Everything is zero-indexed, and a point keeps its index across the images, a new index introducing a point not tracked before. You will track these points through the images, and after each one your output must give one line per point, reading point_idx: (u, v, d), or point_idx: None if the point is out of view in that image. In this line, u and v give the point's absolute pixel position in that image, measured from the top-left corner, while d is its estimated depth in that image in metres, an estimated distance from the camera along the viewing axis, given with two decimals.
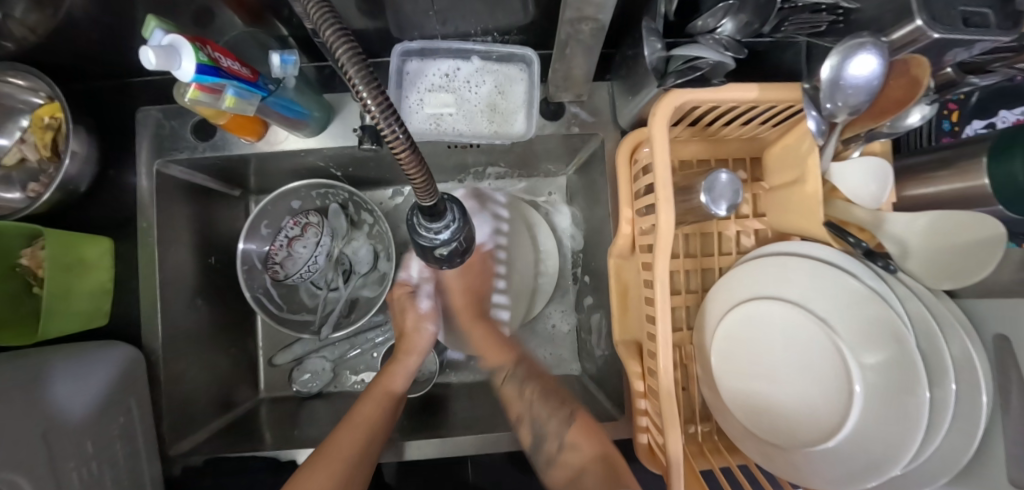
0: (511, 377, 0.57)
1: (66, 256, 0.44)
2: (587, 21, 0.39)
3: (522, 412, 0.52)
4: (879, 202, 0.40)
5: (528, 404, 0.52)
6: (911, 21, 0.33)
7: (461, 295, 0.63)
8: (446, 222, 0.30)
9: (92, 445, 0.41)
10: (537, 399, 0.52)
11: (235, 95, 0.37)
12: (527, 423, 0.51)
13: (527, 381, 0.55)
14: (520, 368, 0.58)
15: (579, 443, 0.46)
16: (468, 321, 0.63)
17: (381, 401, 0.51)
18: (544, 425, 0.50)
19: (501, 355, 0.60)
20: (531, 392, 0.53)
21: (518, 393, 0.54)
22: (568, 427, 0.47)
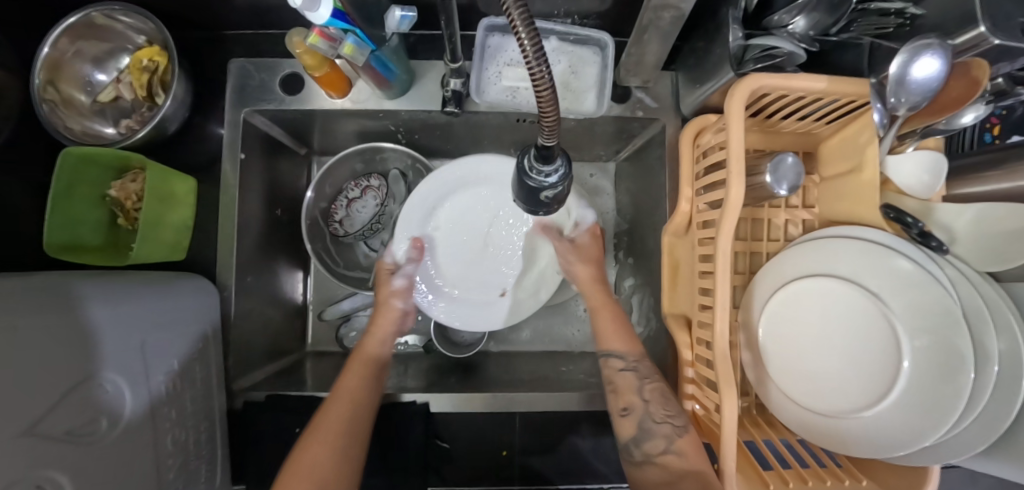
0: (630, 369, 0.52)
1: (160, 188, 0.47)
2: (670, 9, 0.42)
3: (634, 403, 0.49)
4: (932, 191, 0.43)
5: (643, 400, 0.49)
6: (974, 27, 0.37)
7: (586, 248, 0.62)
8: (556, 167, 0.33)
9: (174, 365, 0.44)
10: (655, 399, 0.49)
11: (353, 44, 0.41)
12: (634, 417, 0.48)
13: (649, 380, 0.50)
14: (642, 363, 0.52)
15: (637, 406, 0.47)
16: (594, 293, 0.60)
17: (365, 363, 0.53)
18: (654, 422, 0.47)
19: (632, 346, 0.54)
20: (651, 390, 0.49)
21: (636, 383, 0.50)
22: (678, 434, 0.45)
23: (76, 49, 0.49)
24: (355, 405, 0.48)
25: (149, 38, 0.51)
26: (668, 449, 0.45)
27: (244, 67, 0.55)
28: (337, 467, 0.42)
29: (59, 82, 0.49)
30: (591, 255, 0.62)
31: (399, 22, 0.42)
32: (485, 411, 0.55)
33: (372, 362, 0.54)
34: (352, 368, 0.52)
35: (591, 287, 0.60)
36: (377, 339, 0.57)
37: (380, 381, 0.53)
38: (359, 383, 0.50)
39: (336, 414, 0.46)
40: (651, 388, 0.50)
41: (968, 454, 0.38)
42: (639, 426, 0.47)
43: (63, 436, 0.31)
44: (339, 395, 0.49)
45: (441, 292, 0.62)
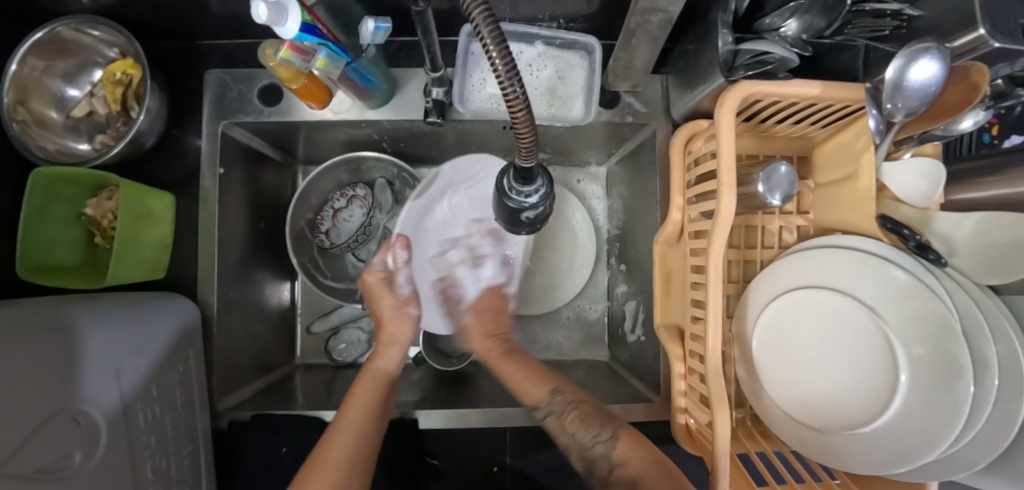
0: (551, 411, 0.48)
1: (136, 207, 0.46)
2: (658, 12, 0.41)
3: (568, 443, 0.46)
4: (930, 200, 0.42)
5: (570, 434, 0.46)
6: (973, 30, 0.36)
7: (479, 323, 0.57)
8: (536, 187, 0.31)
9: (154, 391, 0.43)
10: (579, 429, 0.46)
11: (326, 58, 0.40)
12: (574, 451, 0.46)
13: (568, 409, 0.48)
14: (556, 400, 0.49)
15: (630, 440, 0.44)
16: (484, 343, 0.56)
17: (371, 388, 0.49)
18: (587, 450, 0.45)
19: (535, 390, 0.50)
20: (574, 420, 0.47)
21: (558, 422, 0.47)
22: (613, 446, 0.43)
23: (44, 65, 0.48)
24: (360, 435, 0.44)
25: (121, 51, 0.50)
26: (614, 464, 0.42)
27: (221, 78, 0.53)
28: None
29: (28, 100, 0.47)
30: (486, 324, 0.57)
31: (373, 34, 0.40)
32: (483, 425, 0.53)
33: (381, 385, 0.50)
34: (357, 395, 0.48)
35: (480, 340, 0.57)
36: (386, 353, 0.54)
37: (385, 409, 0.49)
38: (365, 412, 0.46)
39: (336, 450, 0.42)
40: (575, 416, 0.47)
41: (968, 471, 0.37)
42: (579, 458, 0.45)
43: (36, 472, 0.30)
44: (343, 421, 0.45)
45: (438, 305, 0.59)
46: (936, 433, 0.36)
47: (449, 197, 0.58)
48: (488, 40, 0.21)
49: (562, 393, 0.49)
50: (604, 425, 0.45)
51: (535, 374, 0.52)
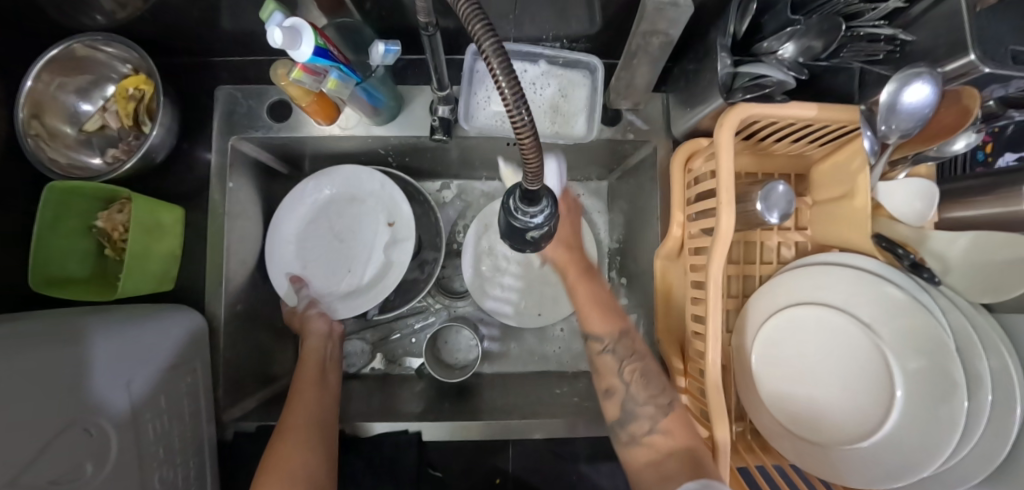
0: (609, 351, 0.50)
1: (148, 220, 0.47)
2: (659, 34, 0.44)
3: (615, 386, 0.48)
4: (925, 219, 0.43)
5: (624, 382, 0.48)
6: (964, 56, 0.37)
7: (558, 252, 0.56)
8: (541, 207, 0.32)
9: (163, 401, 0.44)
10: (635, 381, 0.47)
11: (337, 79, 0.41)
12: (618, 398, 0.47)
13: (628, 359, 0.49)
14: (621, 344, 0.50)
15: (668, 430, 0.43)
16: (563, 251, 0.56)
17: (314, 372, 0.52)
18: (637, 405, 0.46)
19: (605, 324, 0.51)
20: (632, 371, 0.48)
21: (616, 366, 0.49)
22: (660, 414, 0.44)
23: (58, 82, 0.49)
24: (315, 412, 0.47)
25: (134, 67, 0.51)
26: (653, 429, 0.44)
27: (232, 94, 0.54)
28: (312, 469, 0.40)
29: (44, 115, 0.48)
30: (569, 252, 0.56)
31: (383, 56, 0.40)
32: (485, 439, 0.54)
33: (320, 369, 0.53)
34: (302, 382, 0.50)
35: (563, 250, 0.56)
36: (314, 343, 0.55)
37: (332, 384, 0.52)
38: (313, 391, 0.49)
39: (299, 423, 0.45)
40: (633, 369, 0.48)
41: (963, 486, 0.38)
42: (620, 409, 0.47)
43: (51, 482, 0.31)
44: (295, 400, 0.48)
45: (349, 290, 0.61)
46: (932, 449, 0.36)
47: (315, 203, 0.62)
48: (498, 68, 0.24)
49: (629, 338, 0.51)
50: (661, 390, 0.46)
51: (606, 304, 0.53)
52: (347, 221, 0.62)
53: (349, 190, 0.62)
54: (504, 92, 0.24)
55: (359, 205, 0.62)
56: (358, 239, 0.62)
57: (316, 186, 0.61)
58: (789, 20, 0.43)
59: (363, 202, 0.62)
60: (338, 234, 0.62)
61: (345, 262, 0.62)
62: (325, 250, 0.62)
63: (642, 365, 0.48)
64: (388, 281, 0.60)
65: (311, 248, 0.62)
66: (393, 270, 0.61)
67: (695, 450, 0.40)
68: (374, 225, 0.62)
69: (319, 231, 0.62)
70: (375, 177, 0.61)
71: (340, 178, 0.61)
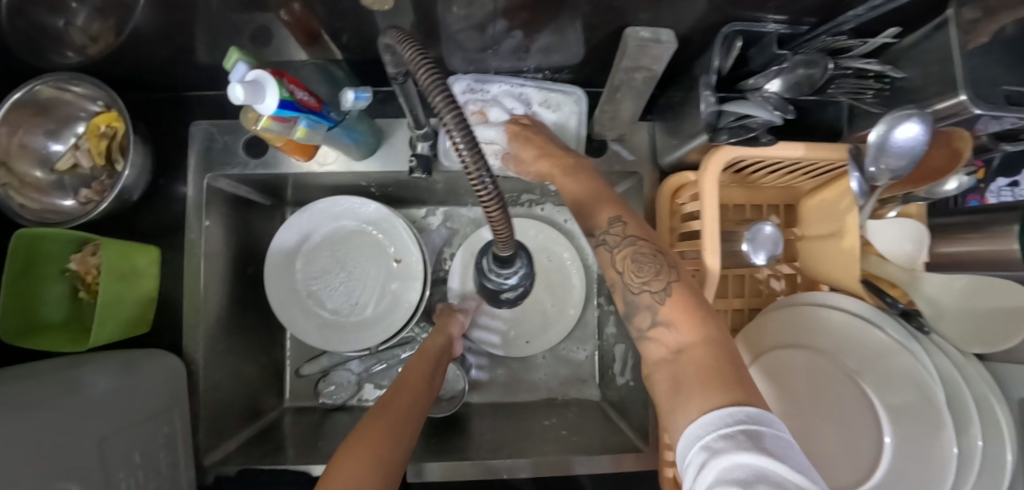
0: (603, 242, 0.40)
1: (120, 265, 0.46)
2: (642, 70, 0.43)
3: (614, 279, 0.39)
4: (914, 263, 0.42)
5: (619, 273, 0.39)
6: (954, 96, 0.35)
7: (524, 147, 0.49)
8: (515, 269, 0.31)
9: (138, 454, 0.43)
10: (630, 268, 0.38)
11: (306, 127, 0.39)
12: (619, 290, 0.39)
13: (621, 243, 0.39)
14: (614, 226, 0.40)
15: (669, 320, 0.35)
16: (536, 159, 0.48)
17: (408, 396, 0.44)
18: (633, 295, 0.37)
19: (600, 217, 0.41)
20: (625, 258, 0.39)
21: (610, 256, 0.40)
22: (662, 300, 0.36)
23: (25, 122, 0.47)
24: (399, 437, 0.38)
25: (105, 103, 0.49)
26: (655, 321, 0.36)
27: (208, 130, 0.53)
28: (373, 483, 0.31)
29: (10, 159, 0.47)
30: (533, 146, 0.48)
31: (353, 102, 0.38)
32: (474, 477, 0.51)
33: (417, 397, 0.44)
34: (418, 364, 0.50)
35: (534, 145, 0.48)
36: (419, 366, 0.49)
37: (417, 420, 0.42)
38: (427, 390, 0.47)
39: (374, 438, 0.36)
40: (636, 254, 0.38)
41: None
42: (623, 301, 0.38)
43: None
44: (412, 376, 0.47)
45: (359, 322, 0.61)
46: None
47: (320, 233, 0.61)
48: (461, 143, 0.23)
49: (623, 223, 0.40)
50: (657, 272, 0.37)
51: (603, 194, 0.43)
52: (354, 252, 0.62)
53: (357, 222, 0.61)
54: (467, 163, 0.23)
55: (366, 238, 0.62)
56: (365, 272, 0.62)
57: (317, 219, 0.60)
58: (775, 56, 0.41)
59: (369, 236, 0.62)
60: (347, 265, 0.62)
61: (351, 293, 0.62)
62: (335, 281, 0.62)
63: (635, 249, 0.38)
64: (398, 317, 0.60)
65: (315, 278, 0.61)
66: (399, 304, 0.60)
67: (717, 345, 0.33)
68: (379, 257, 0.62)
69: (324, 261, 0.62)
70: (382, 210, 0.59)
71: (343, 209, 0.60)
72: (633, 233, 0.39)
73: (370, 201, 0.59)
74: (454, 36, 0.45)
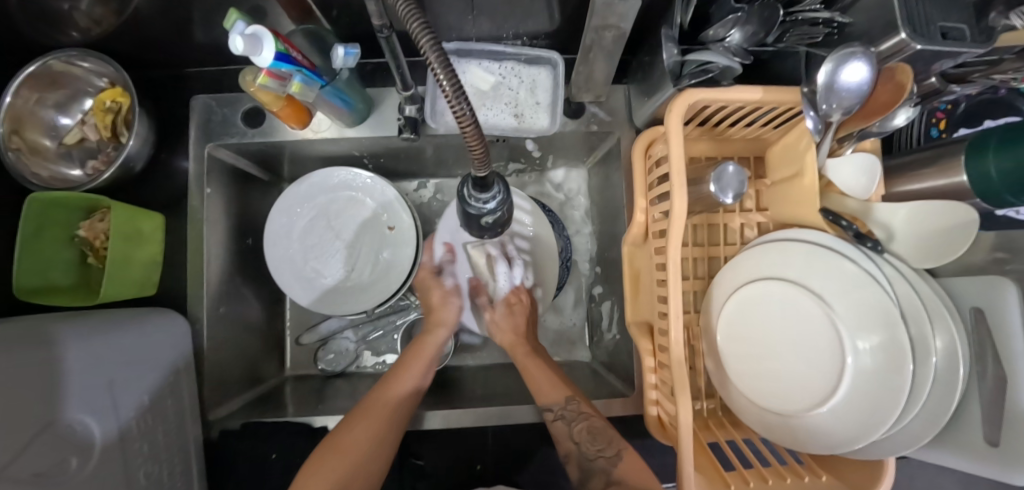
0: (562, 416, 0.49)
1: (127, 226, 0.48)
2: (611, 28, 0.45)
3: (571, 450, 0.48)
4: (869, 192, 0.45)
5: (575, 442, 0.48)
6: (896, 34, 0.38)
7: (508, 318, 0.62)
8: (493, 194, 0.34)
9: (148, 400, 0.45)
10: (585, 438, 0.48)
11: (301, 83, 0.43)
12: (576, 459, 0.48)
13: (578, 420, 0.48)
14: (570, 406, 0.50)
15: (621, 479, 0.44)
16: (525, 356, 0.58)
17: (394, 400, 0.51)
18: (589, 459, 0.47)
19: (552, 393, 0.51)
20: (580, 430, 0.48)
21: (568, 428, 0.48)
22: (614, 463, 0.45)
23: (37, 96, 0.50)
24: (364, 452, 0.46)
25: (110, 80, 0.53)
26: (609, 482, 0.44)
27: (207, 104, 0.56)
28: None
29: (23, 130, 0.50)
30: (514, 322, 0.62)
31: (344, 59, 0.42)
32: (471, 425, 0.55)
33: (400, 399, 0.51)
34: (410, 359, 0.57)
35: (509, 336, 0.61)
36: (412, 374, 0.55)
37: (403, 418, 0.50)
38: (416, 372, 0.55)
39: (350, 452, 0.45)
40: (584, 427, 0.48)
41: (912, 447, 0.40)
42: (580, 468, 0.47)
43: (35, 475, 0.32)
44: (399, 369, 0.55)
45: (356, 288, 0.64)
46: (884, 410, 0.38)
47: (314, 204, 0.64)
48: (436, 65, 0.25)
49: (579, 403, 0.50)
50: (610, 441, 0.47)
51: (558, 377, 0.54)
52: (349, 223, 0.64)
53: (350, 194, 0.64)
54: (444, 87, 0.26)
55: (359, 208, 0.65)
56: (359, 242, 0.64)
57: (312, 190, 0.63)
58: (733, 9, 0.44)
59: (362, 207, 0.64)
60: (342, 235, 0.65)
61: (346, 261, 0.64)
62: (332, 249, 0.64)
63: (588, 425, 0.48)
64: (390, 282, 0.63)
65: (312, 247, 0.64)
66: (391, 273, 0.64)
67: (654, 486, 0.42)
68: (372, 226, 0.65)
69: (320, 230, 0.64)
70: (376, 181, 0.63)
71: (339, 181, 0.63)
72: (585, 409, 0.49)
73: (362, 172, 0.62)
74: (435, 4, 0.48)
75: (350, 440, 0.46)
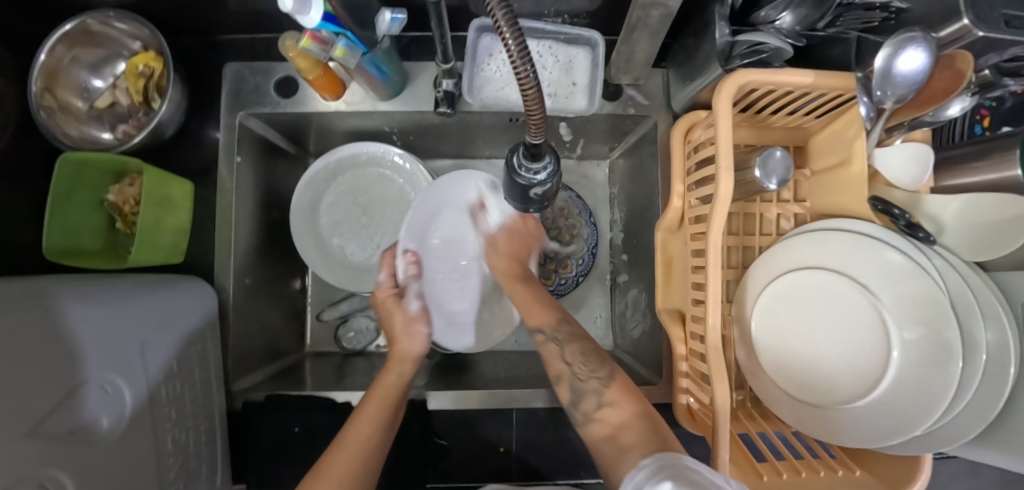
0: (552, 338, 0.50)
1: (158, 192, 0.48)
2: (658, 7, 0.43)
3: (562, 370, 0.47)
4: (919, 183, 0.44)
5: (568, 364, 0.47)
6: (957, 20, 0.38)
7: (508, 241, 0.57)
8: (544, 164, 0.33)
9: (176, 366, 0.45)
10: (577, 359, 0.47)
11: (345, 47, 0.42)
12: (566, 381, 0.46)
13: (570, 342, 0.49)
14: (562, 327, 0.50)
15: (613, 401, 0.42)
16: (501, 269, 0.57)
17: (388, 396, 0.48)
18: (580, 380, 0.45)
19: (545, 314, 0.52)
20: (575, 352, 0.47)
21: (559, 350, 0.48)
22: (606, 386, 0.44)
23: (71, 55, 0.50)
24: (370, 441, 0.43)
25: (144, 44, 0.52)
26: (601, 403, 0.43)
27: (238, 71, 0.55)
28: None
29: (55, 88, 0.50)
30: (513, 244, 0.57)
31: (390, 25, 0.43)
32: (483, 407, 0.55)
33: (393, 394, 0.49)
34: (367, 410, 0.45)
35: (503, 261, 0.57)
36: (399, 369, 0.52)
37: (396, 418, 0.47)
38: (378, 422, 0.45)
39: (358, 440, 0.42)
40: (575, 349, 0.48)
41: (957, 442, 0.39)
42: (570, 390, 0.45)
43: (71, 433, 0.32)
44: (347, 441, 0.42)
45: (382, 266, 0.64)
46: (929, 406, 0.38)
47: (341, 180, 0.63)
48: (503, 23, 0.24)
49: (568, 324, 0.51)
50: (601, 364, 0.46)
51: (546, 301, 0.55)
52: (377, 199, 0.64)
53: (379, 170, 0.63)
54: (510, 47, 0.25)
55: (387, 183, 0.64)
56: (386, 219, 0.64)
57: (339, 165, 0.63)
58: None
59: (389, 183, 0.64)
60: (369, 211, 0.64)
61: (372, 238, 0.64)
62: (359, 226, 0.64)
63: (581, 346, 0.48)
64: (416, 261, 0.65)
65: (338, 223, 0.63)
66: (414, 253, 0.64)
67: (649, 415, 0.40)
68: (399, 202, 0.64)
69: (346, 206, 0.64)
70: (404, 156, 0.62)
71: (367, 156, 0.62)
72: (575, 331, 0.50)
73: (392, 147, 0.62)
74: None
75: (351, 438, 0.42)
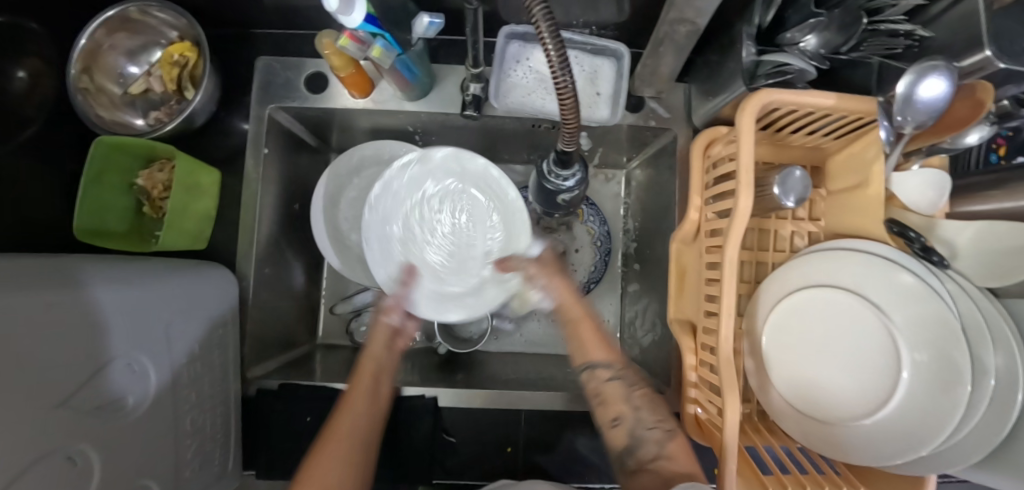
0: (618, 378, 0.49)
1: (189, 179, 0.49)
2: (686, 23, 0.44)
3: (624, 413, 0.47)
4: (937, 207, 0.45)
5: (633, 408, 0.47)
6: (980, 51, 0.39)
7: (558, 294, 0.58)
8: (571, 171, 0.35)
9: (197, 350, 0.46)
10: (645, 406, 0.47)
11: (382, 47, 0.43)
12: (627, 426, 0.46)
13: (636, 386, 0.49)
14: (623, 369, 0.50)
15: (672, 455, 0.43)
16: (572, 304, 0.56)
17: (366, 375, 0.50)
18: (645, 429, 0.46)
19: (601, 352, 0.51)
20: (640, 397, 0.48)
21: (625, 392, 0.48)
22: (668, 438, 0.45)
23: (110, 41, 0.51)
24: (359, 419, 0.45)
25: (180, 34, 0.53)
26: (660, 455, 0.44)
27: (270, 64, 0.57)
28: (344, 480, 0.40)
29: (93, 71, 0.51)
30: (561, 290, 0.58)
31: (426, 28, 0.43)
32: (487, 407, 0.57)
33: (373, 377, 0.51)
34: (355, 389, 0.48)
35: (569, 297, 0.57)
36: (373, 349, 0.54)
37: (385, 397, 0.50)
38: (360, 408, 0.46)
39: (344, 430, 0.44)
40: (641, 395, 0.48)
41: (962, 465, 0.39)
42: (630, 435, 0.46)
43: (98, 408, 0.33)
44: (336, 432, 0.44)
45: None
46: (933, 427, 0.38)
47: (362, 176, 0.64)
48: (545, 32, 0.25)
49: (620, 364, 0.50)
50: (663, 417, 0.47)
51: (606, 335, 0.53)
52: None
53: None
54: (549, 54, 0.26)
55: None
56: None
57: (362, 161, 0.64)
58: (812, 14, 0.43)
59: None
60: None
61: None
62: None
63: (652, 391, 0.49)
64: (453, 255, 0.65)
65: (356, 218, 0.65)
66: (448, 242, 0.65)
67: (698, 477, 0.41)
68: None
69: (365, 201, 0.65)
70: None
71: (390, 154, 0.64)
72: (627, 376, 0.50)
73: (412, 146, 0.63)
74: None
75: (342, 425, 0.44)
